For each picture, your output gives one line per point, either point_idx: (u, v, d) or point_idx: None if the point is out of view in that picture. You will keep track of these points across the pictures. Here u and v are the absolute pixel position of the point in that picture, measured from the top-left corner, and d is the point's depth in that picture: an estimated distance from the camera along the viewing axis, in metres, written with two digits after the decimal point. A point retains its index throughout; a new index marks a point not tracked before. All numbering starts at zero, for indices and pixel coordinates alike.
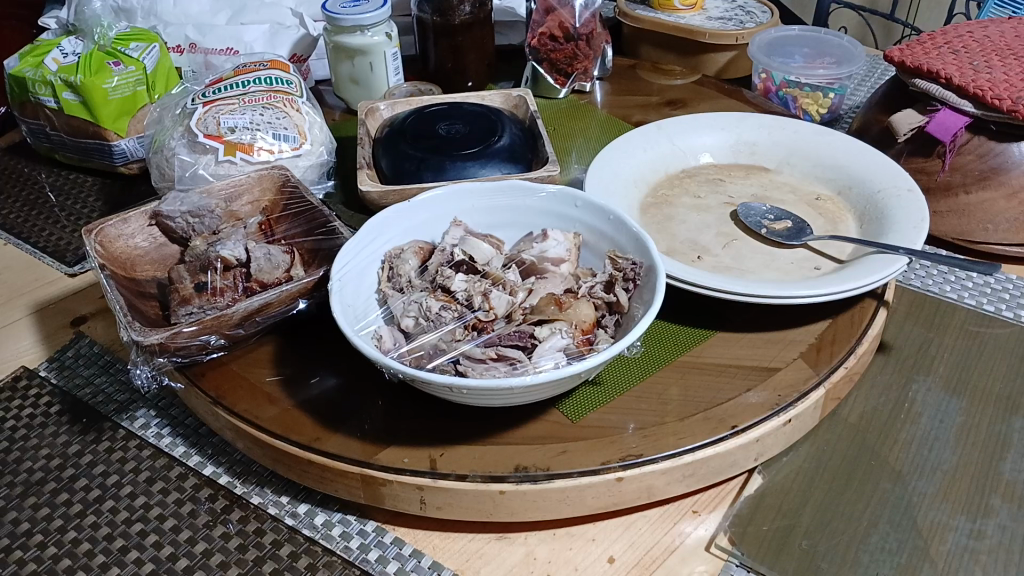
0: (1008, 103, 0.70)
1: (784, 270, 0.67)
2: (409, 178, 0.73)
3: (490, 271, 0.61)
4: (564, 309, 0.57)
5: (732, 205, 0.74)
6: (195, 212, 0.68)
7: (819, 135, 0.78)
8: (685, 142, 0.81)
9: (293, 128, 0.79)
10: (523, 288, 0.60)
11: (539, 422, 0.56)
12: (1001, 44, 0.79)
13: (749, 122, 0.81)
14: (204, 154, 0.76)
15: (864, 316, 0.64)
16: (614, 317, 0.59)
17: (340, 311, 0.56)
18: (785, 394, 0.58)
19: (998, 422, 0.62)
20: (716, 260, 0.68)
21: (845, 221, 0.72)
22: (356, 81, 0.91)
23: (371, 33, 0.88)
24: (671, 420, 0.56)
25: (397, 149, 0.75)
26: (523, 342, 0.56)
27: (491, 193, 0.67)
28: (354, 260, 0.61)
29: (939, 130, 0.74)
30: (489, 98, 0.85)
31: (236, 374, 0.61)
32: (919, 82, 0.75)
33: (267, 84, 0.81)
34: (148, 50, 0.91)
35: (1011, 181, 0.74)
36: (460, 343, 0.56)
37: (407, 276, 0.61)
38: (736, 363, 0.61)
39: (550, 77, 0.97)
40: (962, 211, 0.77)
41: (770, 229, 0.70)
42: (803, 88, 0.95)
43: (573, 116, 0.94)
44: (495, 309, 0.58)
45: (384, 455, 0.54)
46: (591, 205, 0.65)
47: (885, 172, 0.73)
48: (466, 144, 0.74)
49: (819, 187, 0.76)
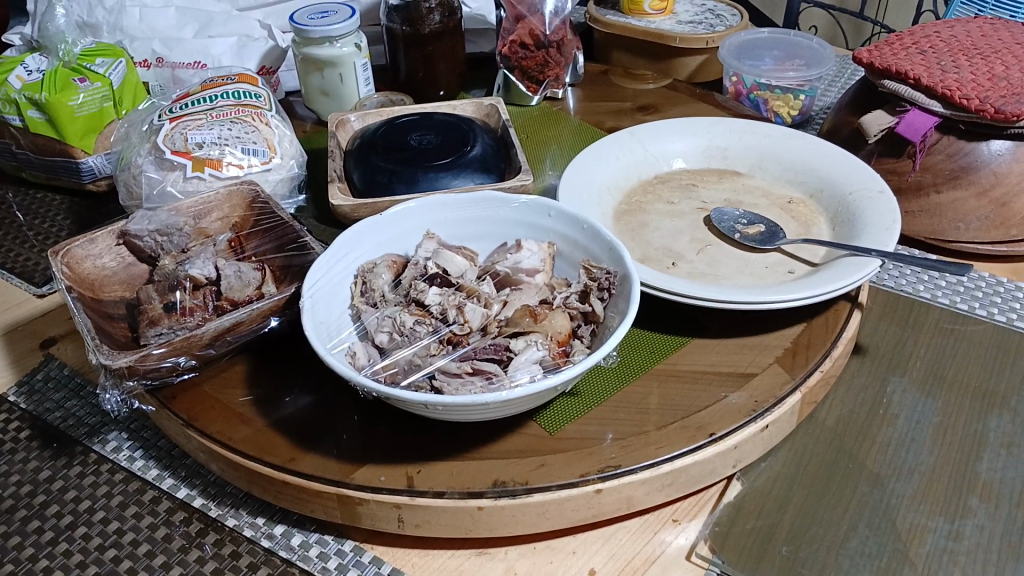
0: (975, 103, 0.71)
1: (759, 275, 0.66)
2: (381, 190, 0.72)
3: (464, 283, 0.61)
4: (539, 321, 0.57)
5: (705, 211, 0.74)
6: (163, 230, 0.67)
7: (790, 139, 0.79)
8: (657, 148, 0.80)
9: (262, 142, 0.77)
10: (498, 299, 0.60)
11: (516, 436, 0.56)
12: (967, 43, 0.80)
13: (720, 126, 0.81)
14: (171, 171, 0.74)
15: (838, 320, 0.64)
16: (590, 327, 0.58)
17: (313, 328, 0.55)
18: (762, 399, 0.58)
19: (975, 421, 0.62)
20: (691, 266, 0.68)
21: (817, 223, 0.72)
22: (325, 92, 0.90)
23: (340, 44, 0.87)
24: (650, 429, 0.56)
25: (367, 161, 0.75)
26: (499, 355, 0.55)
27: (464, 205, 0.67)
28: (326, 277, 0.60)
29: (908, 131, 0.75)
30: (461, 107, 0.84)
31: (208, 395, 0.60)
32: (888, 83, 0.76)
33: (235, 98, 0.80)
34: (114, 66, 0.90)
35: (980, 179, 0.74)
36: (435, 358, 0.55)
37: (380, 290, 0.61)
38: (713, 370, 0.61)
39: (522, 85, 0.96)
40: (933, 211, 0.77)
41: (743, 234, 0.70)
42: (774, 90, 0.96)
43: (545, 124, 0.93)
44: (469, 322, 0.58)
45: (361, 473, 0.53)
46: (564, 214, 0.65)
47: (856, 174, 0.73)
48: (438, 155, 0.74)
49: (791, 190, 0.76)
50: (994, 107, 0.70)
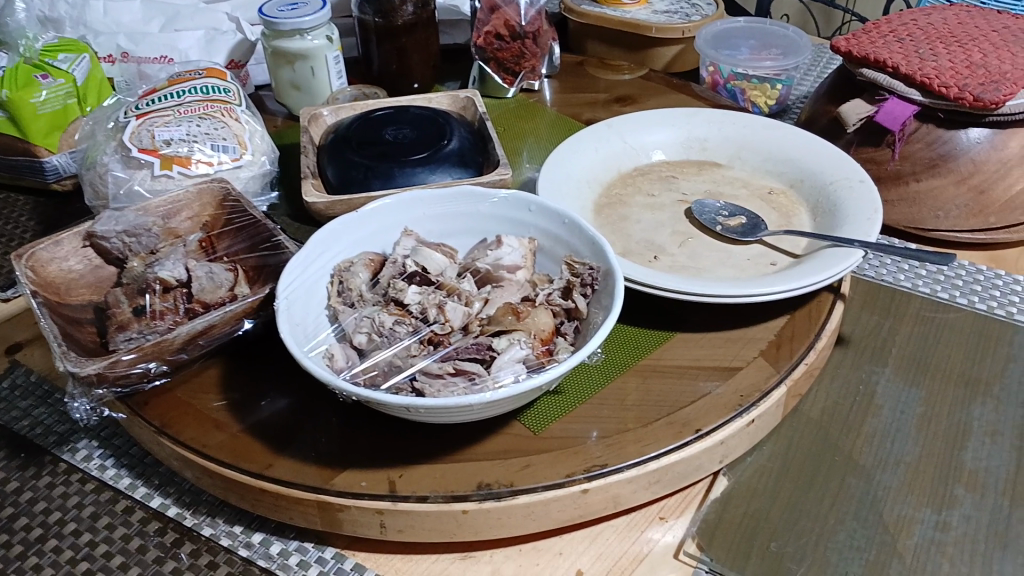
0: (954, 91, 0.71)
1: (741, 267, 0.66)
2: (357, 186, 0.71)
3: (445, 281, 0.59)
4: (522, 319, 0.55)
5: (686, 202, 0.73)
6: (131, 231, 0.65)
7: (770, 129, 0.78)
8: (636, 139, 0.79)
9: (232, 138, 0.74)
10: (479, 297, 0.58)
11: (500, 436, 0.55)
12: (944, 30, 0.79)
13: (697, 118, 0.80)
14: (139, 170, 0.71)
15: (821, 312, 0.64)
16: (573, 324, 0.57)
17: (289, 332, 0.53)
18: (747, 393, 0.57)
19: (958, 410, 0.62)
20: (672, 259, 0.67)
21: (798, 214, 0.71)
22: (296, 86, 0.87)
23: (310, 37, 0.85)
24: (635, 427, 0.55)
25: (342, 157, 0.73)
26: (481, 355, 0.54)
27: (442, 200, 0.65)
28: (302, 276, 0.58)
29: (887, 119, 0.74)
30: (435, 100, 0.82)
31: (182, 401, 0.58)
32: (867, 72, 0.76)
33: (203, 93, 0.77)
34: (78, 62, 0.88)
35: (959, 167, 0.74)
36: (416, 359, 0.54)
37: (358, 289, 0.59)
38: (697, 365, 0.60)
39: (498, 76, 0.94)
40: (912, 200, 0.76)
41: (724, 226, 0.69)
42: (751, 80, 0.95)
43: (522, 116, 0.92)
44: (451, 321, 0.56)
45: (341, 479, 0.52)
46: (545, 208, 0.64)
47: (836, 164, 0.72)
48: (414, 150, 0.73)
49: (771, 180, 0.75)
50: (973, 95, 0.70)
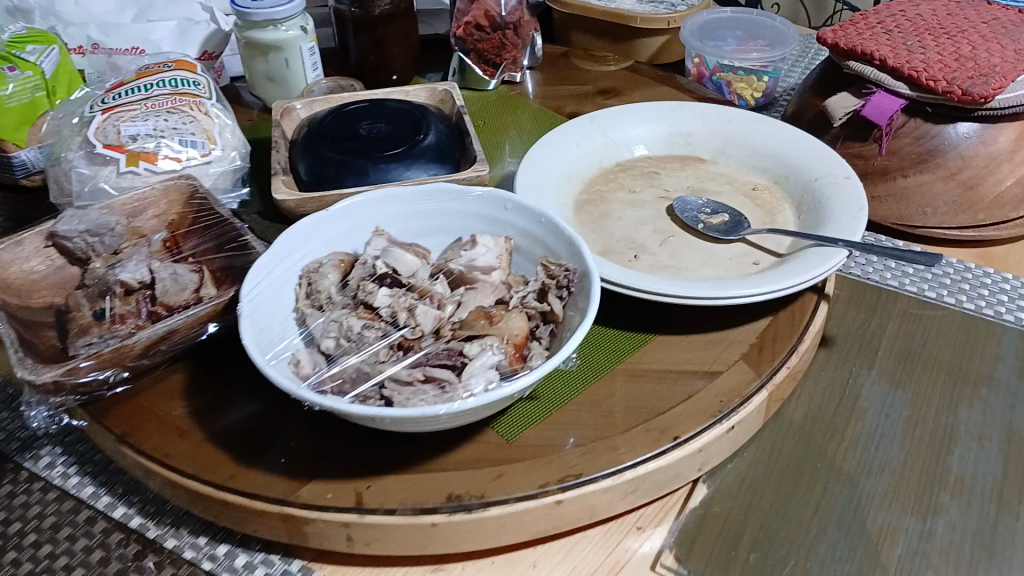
0: (942, 84, 0.69)
1: (723, 267, 0.64)
2: (329, 183, 0.69)
3: (417, 283, 0.57)
4: (495, 323, 0.54)
5: (668, 199, 0.71)
6: (94, 231, 0.62)
7: (755, 123, 0.76)
8: (618, 134, 0.77)
9: (201, 133, 0.72)
10: (452, 300, 0.57)
11: (472, 445, 0.53)
12: (933, 22, 0.78)
13: (681, 112, 0.78)
14: (104, 166, 0.68)
15: (805, 313, 0.62)
16: (549, 327, 0.55)
17: (252, 338, 0.51)
18: (728, 398, 0.56)
19: (945, 414, 0.60)
20: (654, 258, 0.65)
21: (783, 211, 0.70)
22: (271, 78, 0.85)
23: (284, 27, 0.82)
24: (612, 434, 0.53)
25: (315, 152, 0.71)
26: (452, 361, 0.52)
27: (415, 198, 0.63)
28: (268, 279, 0.57)
29: (874, 114, 0.72)
30: (413, 94, 0.80)
31: (145, 408, 0.57)
32: (853, 64, 0.74)
33: (172, 87, 0.74)
34: (46, 53, 0.85)
35: (948, 163, 0.72)
36: (385, 365, 0.52)
37: (327, 292, 0.57)
38: (677, 369, 0.58)
39: (478, 69, 0.91)
40: (900, 196, 0.75)
41: (707, 224, 0.67)
42: (737, 72, 0.94)
43: (503, 109, 0.90)
44: (422, 325, 0.54)
45: (306, 490, 0.50)
46: (521, 207, 0.62)
47: (823, 159, 0.70)
48: (389, 145, 0.71)
49: (755, 176, 0.74)
50: (962, 89, 0.68)
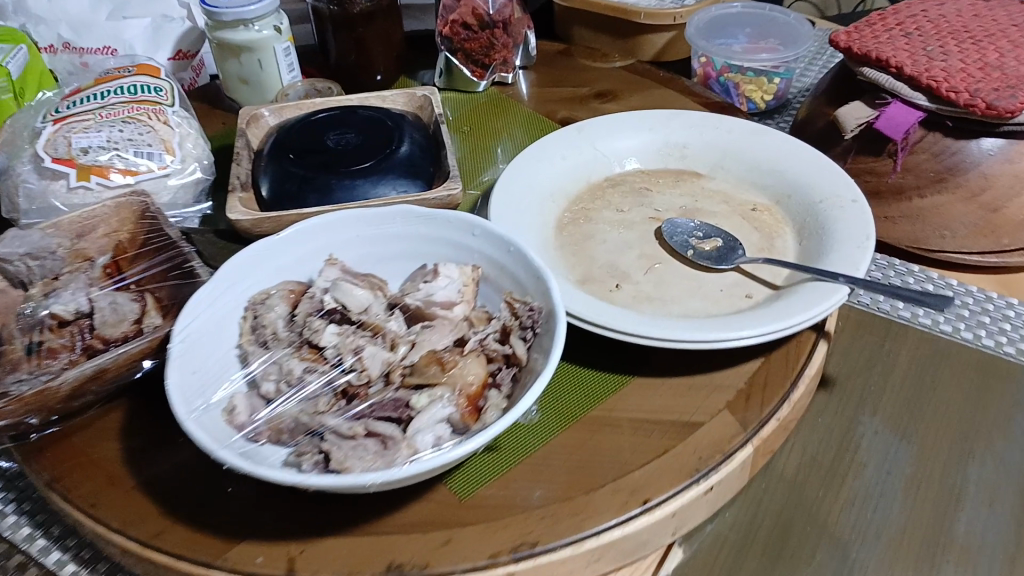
0: (964, 97, 0.62)
1: (711, 299, 0.58)
2: (290, 201, 0.63)
3: (369, 320, 0.52)
4: (447, 369, 0.49)
5: (657, 220, 0.65)
6: (35, 254, 0.58)
7: (757, 135, 0.70)
8: (608, 146, 0.71)
9: (159, 144, 0.67)
10: (406, 339, 0.51)
11: (422, 503, 0.48)
12: (957, 25, 0.71)
13: (678, 121, 0.72)
14: (53, 180, 0.64)
15: (800, 354, 0.56)
16: (512, 371, 0.50)
17: (179, 385, 0.47)
18: (707, 455, 0.50)
19: (953, 470, 0.55)
20: (636, 288, 0.60)
21: (782, 235, 0.64)
22: (244, 80, 0.80)
23: (257, 27, 0.77)
24: (576, 495, 0.48)
25: (278, 165, 0.66)
26: (398, 413, 0.47)
27: (375, 221, 0.58)
28: (208, 314, 0.52)
29: (889, 127, 0.66)
30: (391, 99, 0.74)
31: (78, 449, 0.53)
32: (868, 71, 0.68)
33: (130, 94, 0.70)
34: (13, 54, 0.79)
35: (969, 182, 0.66)
36: (324, 416, 0.48)
37: (272, 327, 0.53)
38: (653, 418, 0.53)
39: (467, 69, 0.86)
40: (916, 216, 0.68)
41: (697, 250, 0.62)
42: (747, 73, 0.87)
43: (492, 112, 0.84)
44: (369, 370, 0.49)
45: (235, 552, 0.46)
46: (489, 233, 0.56)
47: (828, 178, 0.64)
48: (357, 159, 0.66)
49: (755, 194, 0.68)
50: (986, 102, 0.62)
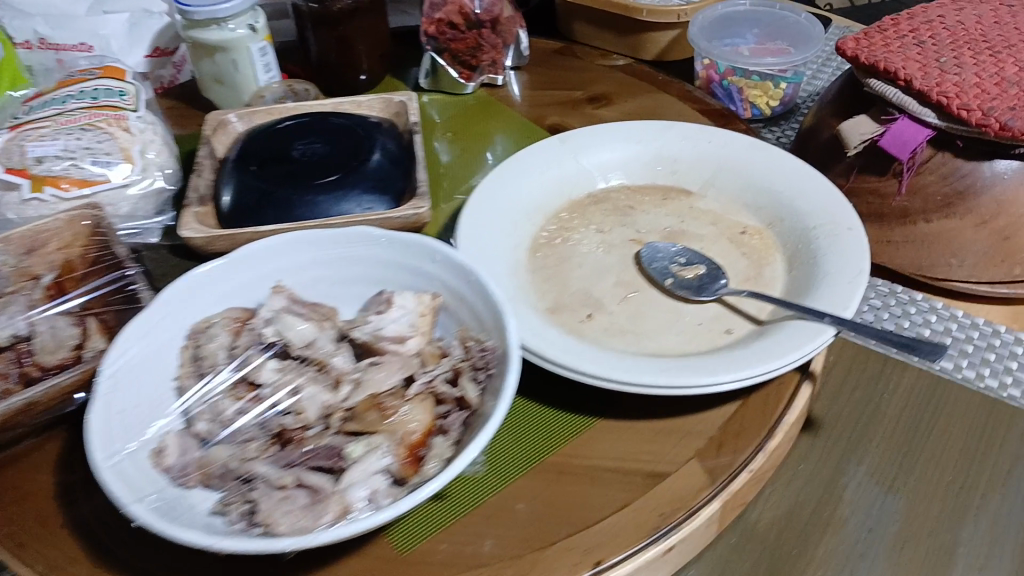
0: (976, 115, 0.57)
1: (688, 335, 0.54)
2: (249, 218, 0.60)
3: (314, 356, 0.50)
4: (386, 416, 0.46)
5: (638, 243, 0.61)
6: None
7: (751, 150, 0.65)
8: (593, 160, 0.67)
9: (118, 152, 0.64)
10: (350, 377, 0.48)
11: (359, 557, 0.45)
12: (975, 33, 0.65)
13: (671, 133, 0.67)
14: (7, 191, 0.62)
15: (780, 399, 0.52)
16: (462, 415, 0.47)
17: (104, 426, 0.44)
18: (669, 512, 0.47)
19: (945, 530, 0.50)
20: (609, 320, 0.55)
21: (771, 262, 0.59)
22: (219, 81, 0.77)
23: (231, 26, 0.73)
24: (526, 552, 0.45)
25: (241, 178, 0.62)
26: (330, 463, 0.44)
27: (330, 244, 0.55)
28: (144, 344, 0.49)
29: (894, 145, 0.61)
30: (366, 105, 0.71)
31: (12, 481, 0.51)
32: (874, 83, 0.62)
33: (91, 98, 0.67)
34: None
35: (980, 207, 0.60)
36: (255, 461, 0.45)
37: (212, 359, 0.50)
38: (616, 467, 0.49)
39: (453, 71, 0.82)
40: (922, 242, 0.64)
41: (676, 279, 0.57)
42: (751, 77, 0.82)
43: (478, 116, 0.80)
44: (305, 413, 0.47)
45: None
46: (449, 261, 0.53)
47: (824, 202, 0.59)
48: (323, 172, 0.62)
49: (746, 215, 0.63)
50: (1000, 122, 0.56)
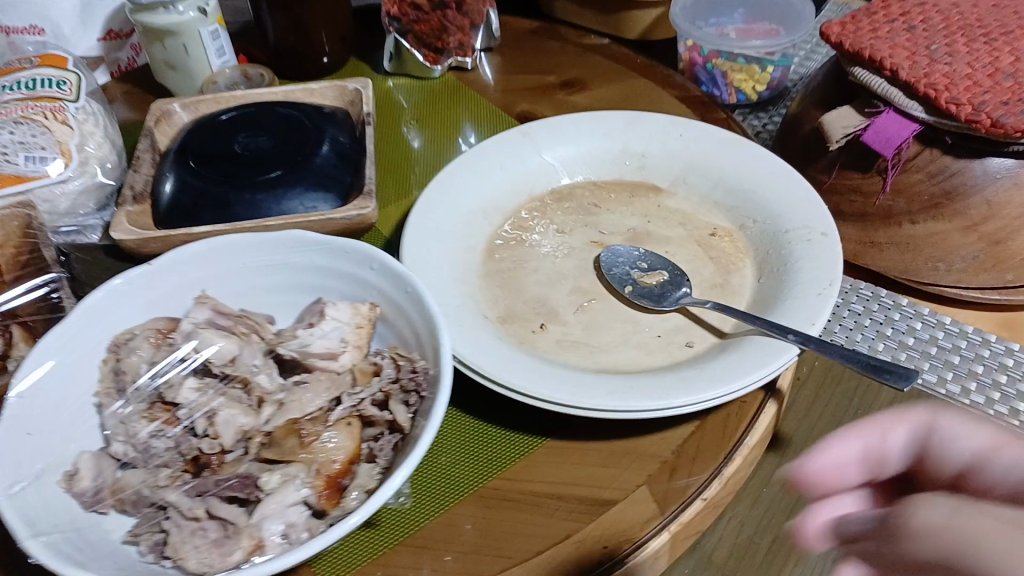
0: (966, 110, 0.52)
1: (645, 349, 0.50)
2: (185, 218, 0.56)
3: (237, 374, 0.46)
4: (306, 445, 0.42)
5: (598, 246, 0.58)
6: None
7: (725, 145, 0.61)
8: (556, 154, 0.63)
9: (54, 146, 0.61)
10: (273, 399, 0.45)
11: None
12: (971, 18, 0.60)
13: (640, 125, 0.63)
14: None
15: (741, 420, 0.49)
16: (394, 439, 0.44)
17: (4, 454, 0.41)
18: (612, 544, 0.44)
19: None
20: (563, 331, 0.52)
21: (740, 268, 0.55)
22: (171, 66, 0.73)
23: (179, 9, 0.69)
24: None
25: (178, 173, 0.59)
26: (245, 493, 0.42)
27: (263, 249, 0.51)
28: (60, 360, 0.46)
29: (877, 141, 0.56)
30: (319, 92, 0.67)
31: None
32: (859, 71, 0.57)
33: (27, 89, 0.63)
34: None
35: (968, 210, 0.57)
36: (168, 489, 0.43)
37: (133, 374, 0.46)
38: (561, 493, 0.46)
39: (418, 53, 0.77)
40: (906, 244, 0.60)
41: (635, 286, 0.54)
42: (736, 60, 0.77)
43: (444, 102, 0.76)
44: (222, 438, 0.43)
45: None
46: (387, 269, 0.49)
47: (801, 203, 0.55)
48: (265, 167, 0.58)
49: (717, 215, 0.59)
50: (992, 118, 0.52)
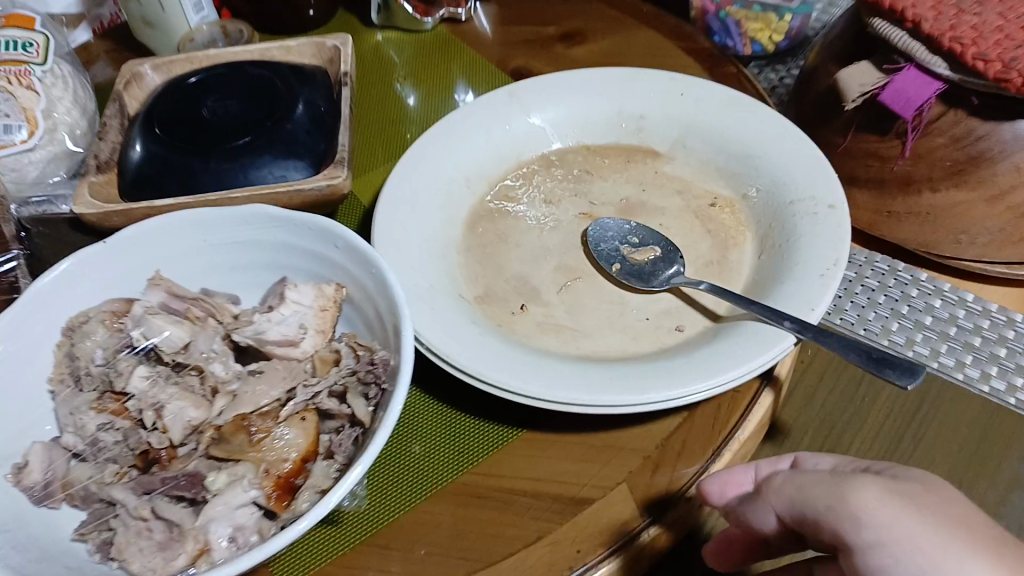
0: (995, 68, 0.47)
1: (631, 333, 0.47)
2: (149, 189, 0.53)
3: (192, 361, 0.44)
4: (255, 442, 0.40)
5: (588, 218, 0.54)
6: None
7: (730, 106, 0.56)
8: (548, 115, 0.58)
9: (20, 113, 0.58)
10: (227, 389, 0.43)
11: None
12: None
13: (638, 83, 0.58)
14: None
15: (733, 412, 0.45)
16: (355, 432, 0.41)
17: None
18: (586, 548, 0.41)
19: None
20: (544, 313, 0.48)
21: (739, 244, 0.51)
22: (149, 23, 0.69)
23: None
24: None
25: (143, 142, 0.55)
26: (191, 492, 0.39)
27: (222, 227, 0.48)
28: (10, 348, 0.43)
29: (896, 101, 0.51)
30: (297, 49, 0.63)
31: None
32: (878, 23, 0.51)
33: None
34: None
35: (996, 178, 0.53)
36: (115, 487, 0.40)
37: (87, 361, 0.44)
38: (535, 490, 0.43)
39: (409, 5, 0.72)
40: (927, 215, 0.57)
41: (624, 264, 0.50)
42: (752, 7, 0.71)
43: (435, 57, 0.71)
44: (170, 432, 0.41)
45: None
46: (351, 247, 0.45)
47: (810, 171, 0.50)
48: (233, 134, 0.54)
49: (718, 183, 0.54)
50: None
